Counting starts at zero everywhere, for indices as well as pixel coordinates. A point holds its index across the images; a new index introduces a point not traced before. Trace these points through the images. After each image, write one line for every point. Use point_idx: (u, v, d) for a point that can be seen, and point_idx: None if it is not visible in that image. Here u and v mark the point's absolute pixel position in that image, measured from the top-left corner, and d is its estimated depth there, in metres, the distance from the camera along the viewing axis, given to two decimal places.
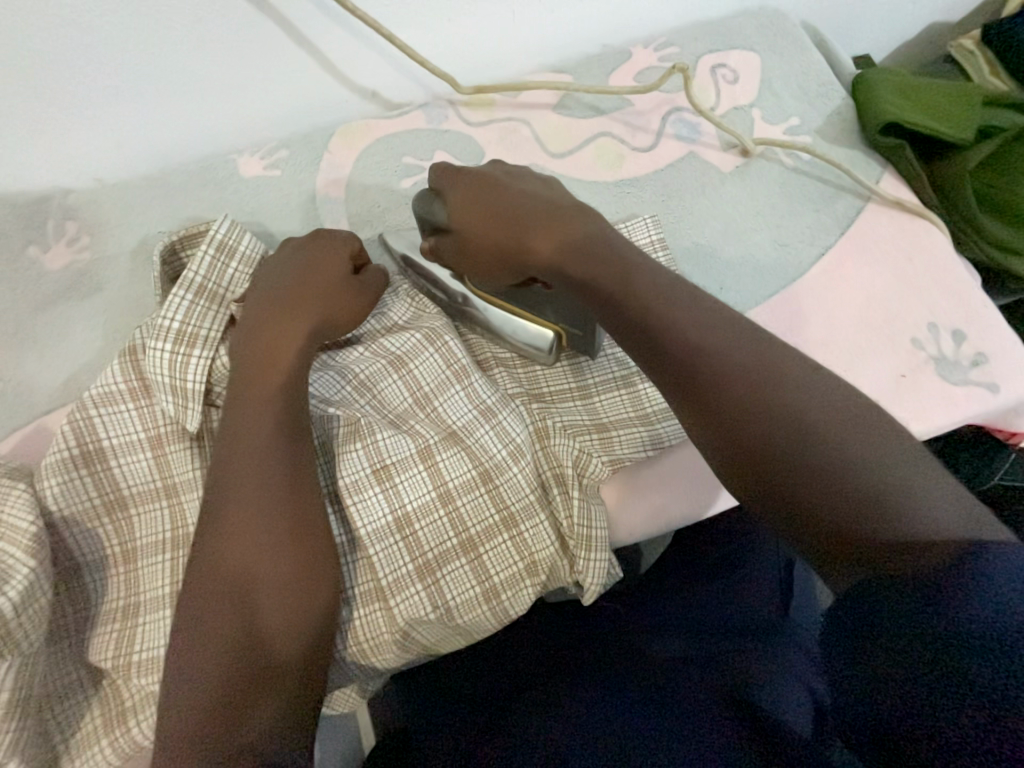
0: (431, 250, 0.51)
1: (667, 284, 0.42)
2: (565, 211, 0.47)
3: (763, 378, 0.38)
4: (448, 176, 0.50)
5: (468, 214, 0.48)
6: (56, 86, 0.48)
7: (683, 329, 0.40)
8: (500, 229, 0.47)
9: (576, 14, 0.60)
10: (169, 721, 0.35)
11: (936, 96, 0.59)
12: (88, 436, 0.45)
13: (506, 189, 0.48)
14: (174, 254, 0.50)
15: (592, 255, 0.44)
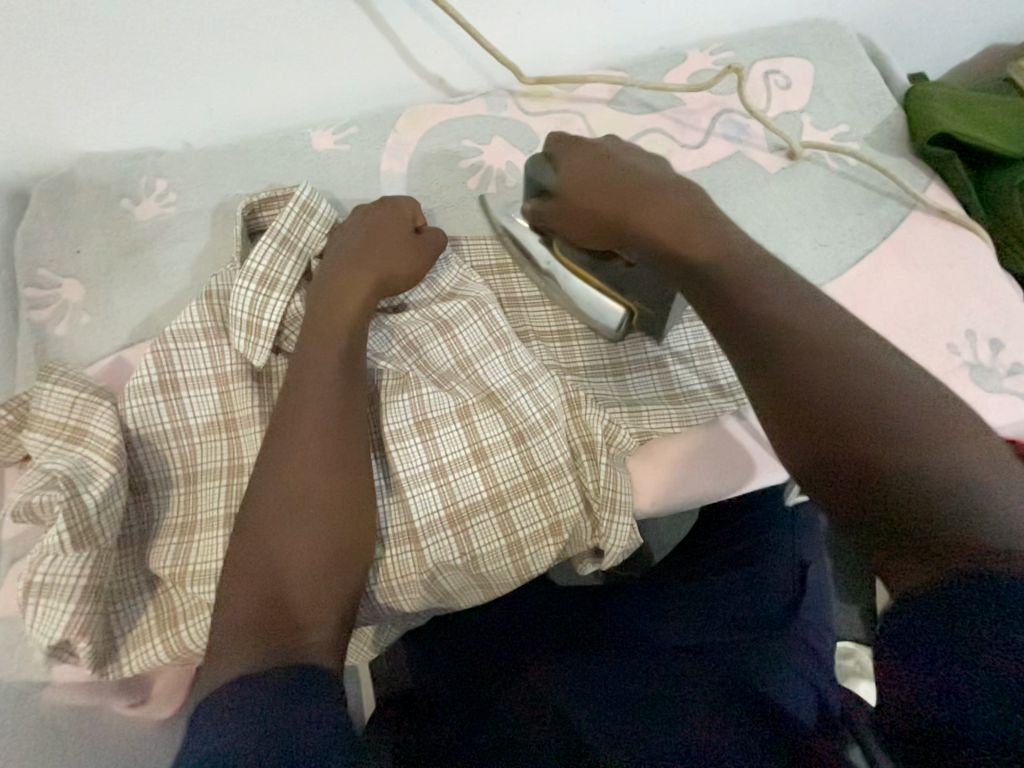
0: (531, 212, 0.55)
1: (753, 260, 0.46)
2: (665, 184, 0.51)
3: (837, 359, 0.39)
4: (565, 145, 0.54)
5: (578, 181, 0.52)
6: (163, 55, 0.53)
7: (754, 292, 0.43)
8: (595, 197, 0.52)
9: (637, 15, 0.63)
10: (222, 610, 0.40)
11: (993, 111, 0.60)
12: (166, 366, 0.49)
13: (613, 167, 0.52)
14: (254, 214, 0.55)
15: (675, 217, 0.48)
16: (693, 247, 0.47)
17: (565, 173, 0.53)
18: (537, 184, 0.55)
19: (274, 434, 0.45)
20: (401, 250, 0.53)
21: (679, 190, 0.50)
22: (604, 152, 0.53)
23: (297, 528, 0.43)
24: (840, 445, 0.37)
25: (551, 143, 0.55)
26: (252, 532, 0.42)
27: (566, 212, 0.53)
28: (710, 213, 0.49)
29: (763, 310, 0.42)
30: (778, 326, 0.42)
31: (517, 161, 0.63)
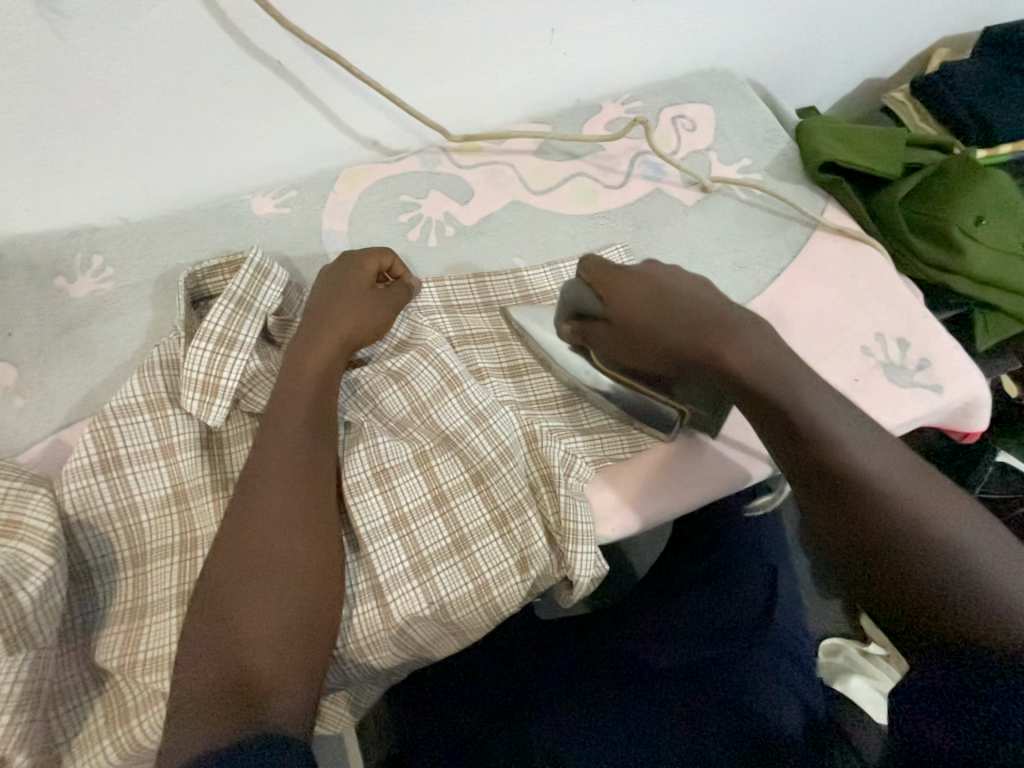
0: (574, 332, 0.54)
1: (810, 381, 0.46)
2: (715, 304, 0.51)
3: (872, 474, 0.42)
4: (605, 271, 0.54)
5: (628, 309, 0.52)
6: (93, 138, 0.54)
7: (816, 418, 0.44)
8: (660, 329, 0.50)
9: (553, 75, 0.69)
10: (182, 684, 0.39)
11: (869, 140, 0.67)
12: (107, 444, 0.48)
13: (662, 288, 0.52)
14: (197, 282, 0.55)
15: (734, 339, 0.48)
16: (758, 378, 0.46)
17: (611, 301, 0.52)
18: (578, 309, 0.54)
19: (237, 496, 0.44)
20: (361, 304, 0.52)
21: (731, 312, 0.50)
22: (639, 273, 0.53)
23: (265, 594, 0.41)
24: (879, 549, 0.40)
25: (589, 266, 0.55)
26: (216, 601, 0.41)
27: (618, 337, 0.52)
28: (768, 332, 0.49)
29: (820, 432, 0.43)
30: (829, 446, 0.43)
31: (454, 211, 0.66)
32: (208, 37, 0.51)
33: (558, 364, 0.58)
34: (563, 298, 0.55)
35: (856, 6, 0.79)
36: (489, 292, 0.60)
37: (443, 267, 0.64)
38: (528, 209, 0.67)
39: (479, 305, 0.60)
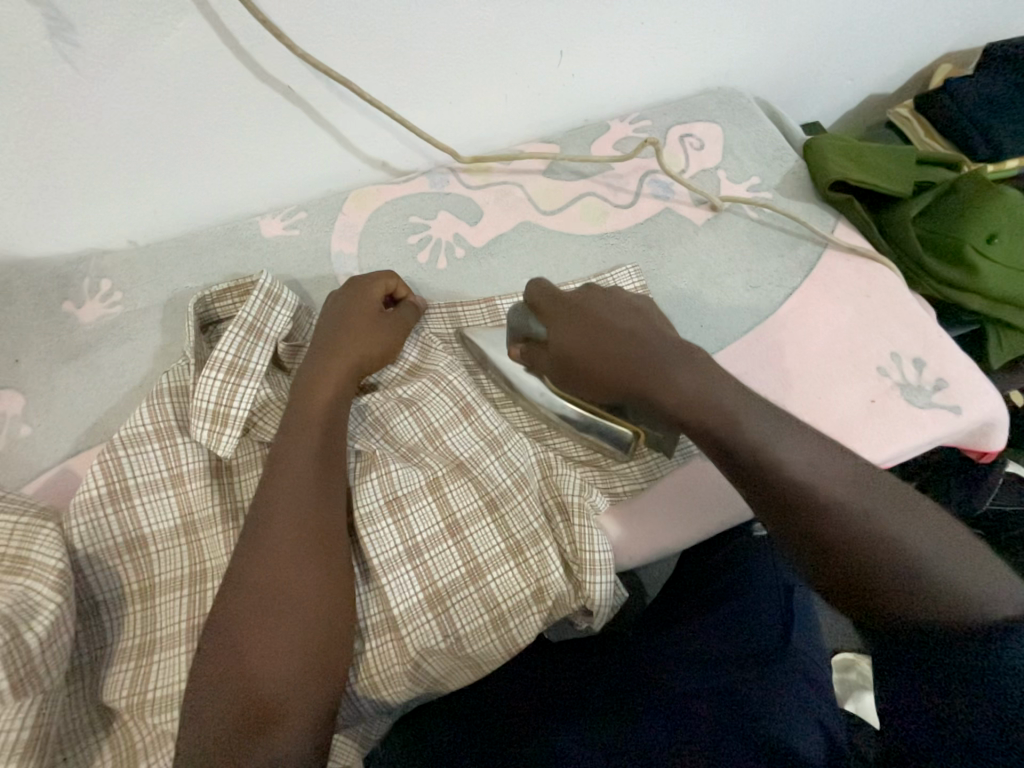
0: (523, 355, 0.51)
1: (746, 404, 0.43)
2: (641, 324, 0.48)
3: (823, 489, 0.40)
4: (546, 295, 0.50)
5: (567, 341, 0.47)
6: (104, 163, 0.54)
7: (751, 432, 0.42)
8: (588, 352, 0.47)
9: (561, 96, 0.69)
10: (193, 728, 0.38)
11: (879, 157, 0.67)
12: (115, 475, 0.47)
13: (600, 310, 0.48)
14: (206, 307, 0.55)
15: (648, 360, 0.45)
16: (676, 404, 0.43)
17: (551, 328, 0.49)
18: (523, 331, 0.51)
19: (248, 527, 0.44)
20: (370, 329, 0.52)
21: (650, 329, 0.47)
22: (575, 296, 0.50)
23: (277, 634, 0.40)
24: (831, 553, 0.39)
25: (532, 288, 0.52)
26: (226, 641, 0.40)
27: (560, 367, 0.48)
28: (690, 354, 0.46)
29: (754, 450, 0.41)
30: (774, 466, 0.41)
31: (464, 232, 0.66)
32: (221, 64, 0.51)
33: None
34: (510, 324, 0.53)
35: (860, 25, 0.80)
36: (500, 315, 0.60)
37: (453, 289, 0.63)
38: (538, 230, 0.67)
39: (490, 327, 0.59)
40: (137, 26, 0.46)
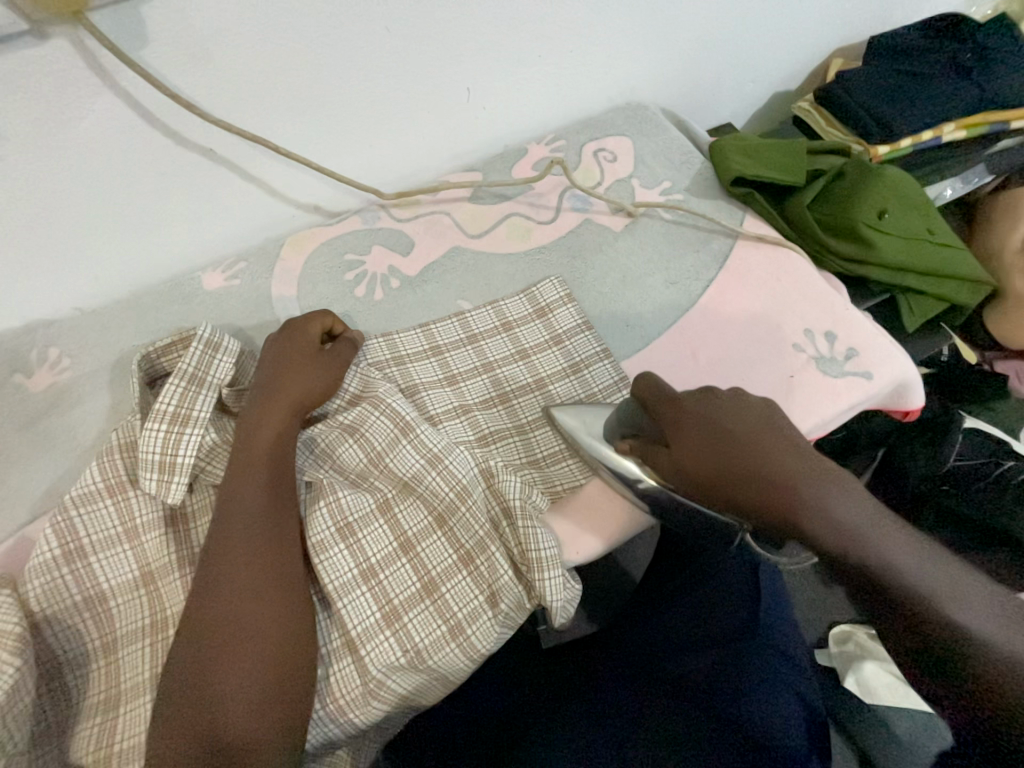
0: (632, 450, 0.53)
1: (838, 491, 0.48)
2: (766, 429, 0.52)
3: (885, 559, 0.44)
4: (663, 399, 0.54)
5: (697, 457, 0.51)
6: (42, 239, 0.57)
7: (836, 516, 0.46)
8: (723, 484, 0.50)
9: (478, 127, 0.74)
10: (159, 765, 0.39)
11: (776, 152, 0.73)
12: (69, 536, 0.48)
13: (731, 420, 0.52)
14: (151, 363, 0.57)
15: (759, 450, 0.50)
16: (789, 497, 0.48)
17: (676, 439, 0.52)
18: (633, 428, 0.53)
19: (201, 568, 0.45)
20: (308, 364, 0.55)
21: (777, 434, 0.51)
22: (689, 399, 0.54)
23: (237, 664, 0.42)
24: (903, 638, 0.42)
25: (645, 385, 0.54)
26: (187, 675, 0.41)
27: (687, 481, 0.51)
28: (789, 440, 0.51)
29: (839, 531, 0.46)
30: (854, 552, 0.45)
31: (398, 263, 0.69)
32: (146, 136, 0.55)
33: (508, 397, 0.60)
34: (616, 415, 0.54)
35: (747, 32, 0.86)
36: (437, 337, 0.63)
37: (392, 317, 0.66)
38: (468, 253, 0.70)
39: (427, 350, 0.62)
40: (51, 113, 0.49)
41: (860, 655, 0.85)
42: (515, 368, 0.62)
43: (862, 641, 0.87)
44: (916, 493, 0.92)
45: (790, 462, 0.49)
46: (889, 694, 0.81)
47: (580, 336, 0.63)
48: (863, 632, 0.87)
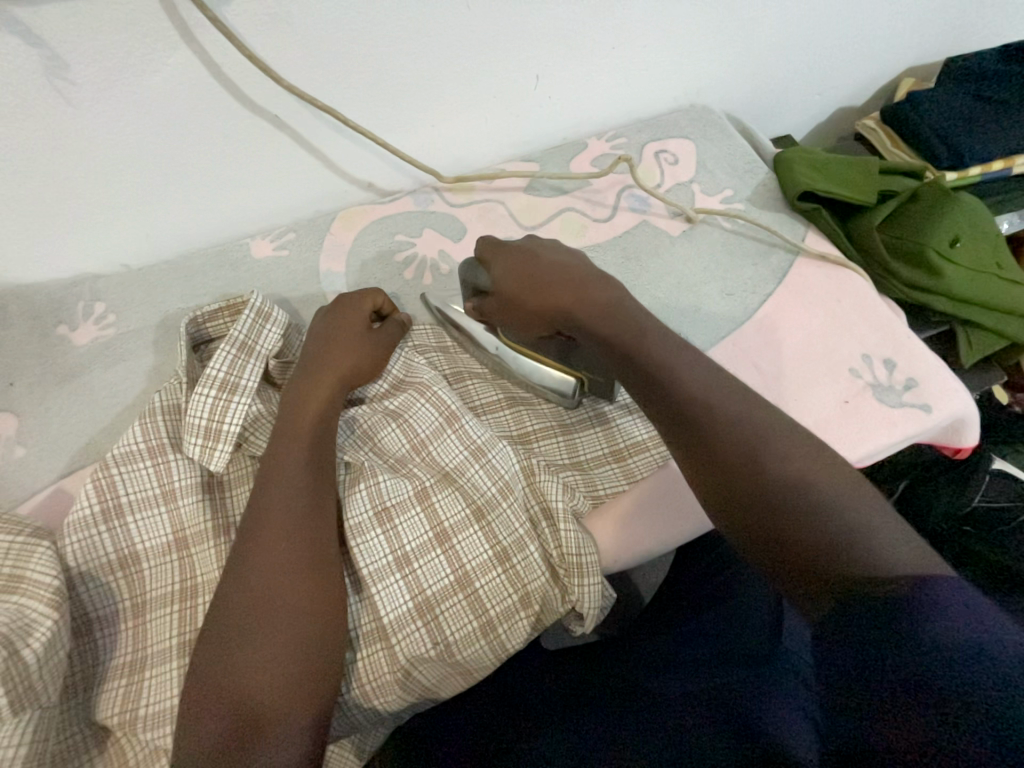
0: (476, 309, 0.59)
1: (657, 335, 0.50)
2: (579, 263, 0.56)
3: (723, 427, 0.44)
4: (492, 249, 0.58)
5: (512, 289, 0.55)
6: (99, 191, 0.56)
7: (682, 384, 0.46)
8: (528, 290, 0.54)
9: (540, 116, 0.72)
10: (187, 737, 0.39)
11: (845, 169, 0.70)
12: (108, 493, 0.48)
13: (547, 257, 0.56)
14: (197, 327, 0.56)
15: (566, 283, 0.53)
16: (588, 320, 0.52)
17: (495, 274, 0.56)
18: (473, 284, 0.58)
19: (238, 540, 0.45)
20: (357, 343, 0.54)
21: (589, 268, 0.55)
22: (517, 248, 0.58)
23: (267, 642, 0.41)
24: (753, 509, 0.41)
25: (483, 245, 0.59)
26: (218, 650, 0.41)
27: (505, 306, 0.56)
28: (597, 275, 0.54)
29: (672, 385, 0.46)
30: (704, 416, 0.45)
31: (449, 249, 0.68)
32: (215, 98, 0.54)
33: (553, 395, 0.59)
34: (463, 280, 0.60)
35: (822, 42, 0.83)
36: None
37: (439, 303, 0.65)
38: None
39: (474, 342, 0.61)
40: (125, 63, 0.48)
41: None
42: None
43: None
44: (944, 533, 0.90)
45: (592, 292, 0.53)
46: None
47: None
48: None
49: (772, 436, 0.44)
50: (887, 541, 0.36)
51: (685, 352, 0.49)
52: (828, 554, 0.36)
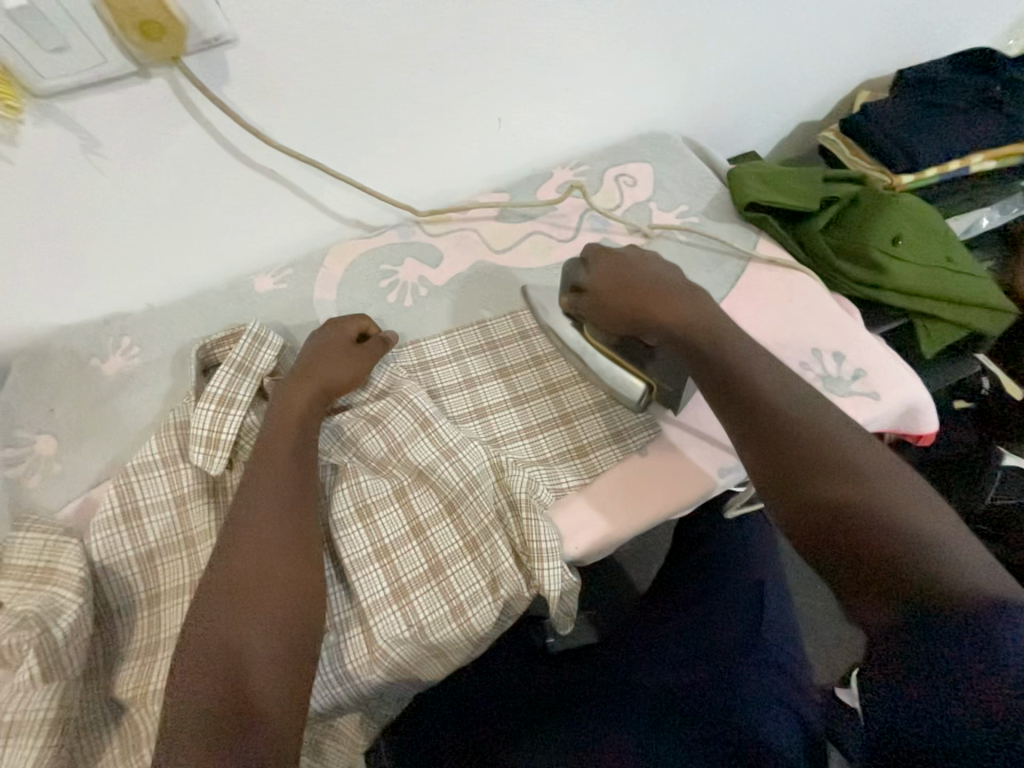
0: (568, 305, 0.64)
1: (750, 352, 0.55)
2: (684, 284, 0.61)
3: (812, 455, 0.48)
4: (600, 252, 0.65)
5: (608, 279, 0.62)
6: (126, 241, 0.66)
7: (775, 412, 0.51)
8: (624, 293, 0.60)
9: (508, 152, 0.80)
10: (168, 705, 0.43)
11: (791, 180, 0.75)
12: (128, 497, 0.55)
13: (643, 275, 0.61)
14: (207, 352, 0.64)
15: (671, 302, 0.59)
16: (684, 333, 0.57)
17: (596, 272, 0.63)
18: (572, 282, 0.64)
19: (230, 526, 0.51)
20: (341, 359, 0.61)
21: (691, 291, 0.60)
22: (623, 259, 0.63)
23: (251, 618, 0.46)
24: (839, 536, 0.44)
25: (588, 247, 0.66)
26: (207, 622, 0.46)
27: (599, 299, 0.62)
28: (706, 305, 0.59)
29: (771, 415, 0.51)
30: (796, 449, 0.49)
31: (428, 274, 0.76)
32: (220, 161, 0.63)
33: (521, 400, 0.64)
34: (563, 276, 0.66)
35: (772, 67, 0.90)
36: (458, 344, 0.69)
37: (419, 322, 0.72)
38: (492, 266, 0.76)
39: (449, 355, 0.68)
40: (144, 138, 0.58)
41: None
42: (529, 374, 0.66)
43: None
44: None
45: (696, 319, 0.57)
46: None
47: None
48: None
49: (853, 464, 0.47)
50: (969, 559, 0.39)
51: (778, 379, 0.53)
52: (908, 574, 0.39)
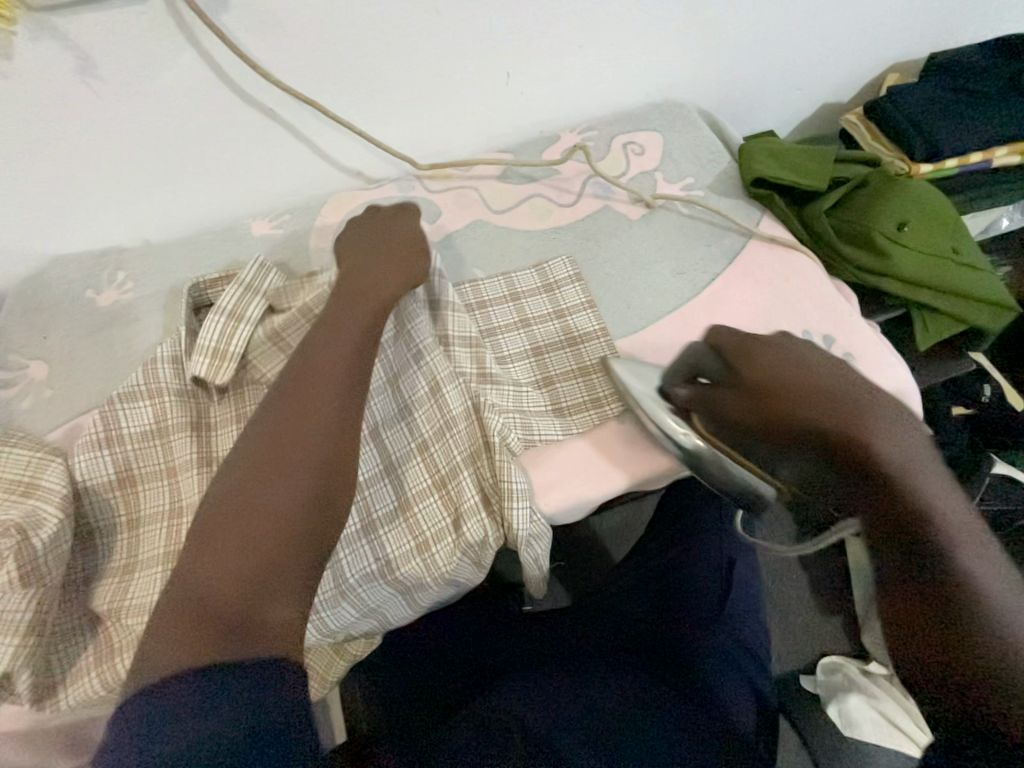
0: (691, 394, 0.59)
1: (803, 381, 0.54)
2: (768, 345, 0.58)
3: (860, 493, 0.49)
4: (730, 340, 0.60)
5: (751, 371, 0.56)
6: (122, 172, 0.66)
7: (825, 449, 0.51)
8: (745, 399, 0.56)
9: (514, 110, 0.78)
10: (179, 582, 0.43)
11: (801, 157, 0.73)
12: (112, 423, 0.56)
13: (767, 354, 0.57)
14: (200, 292, 0.65)
15: (769, 378, 0.55)
16: (767, 414, 0.54)
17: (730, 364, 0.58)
18: (695, 369, 0.60)
19: (272, 414, 0.49)
20: (400, 266, 0.58)
21: (779, 352, 0.57)
22: (740, 339, 0.59)
23: (272, 512, 0.44)
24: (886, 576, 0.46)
25: (717, 332, 0.61)
26: (227, 504, 0.45)
27: (713, 403, 0.58)
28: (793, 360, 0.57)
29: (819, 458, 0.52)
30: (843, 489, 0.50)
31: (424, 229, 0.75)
32: (219, 95, 0.62)
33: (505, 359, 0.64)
34: (669, 367, 0.62)
35: (796, 40, 0.86)
36: None
37: None
38: (489, 226, 0.75)
39: None
40: (141, 63, 0.57)
41: (846, 689, 0.86)
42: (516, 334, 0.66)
43: (851, 675, 0.88)
44: None
45: (779, 387, 0.55)
46: (870, 732, 0.82)
47: (580, 313, 0.67)
48: (856, 667, 0.88)
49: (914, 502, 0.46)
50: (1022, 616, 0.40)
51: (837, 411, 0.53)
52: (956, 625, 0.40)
